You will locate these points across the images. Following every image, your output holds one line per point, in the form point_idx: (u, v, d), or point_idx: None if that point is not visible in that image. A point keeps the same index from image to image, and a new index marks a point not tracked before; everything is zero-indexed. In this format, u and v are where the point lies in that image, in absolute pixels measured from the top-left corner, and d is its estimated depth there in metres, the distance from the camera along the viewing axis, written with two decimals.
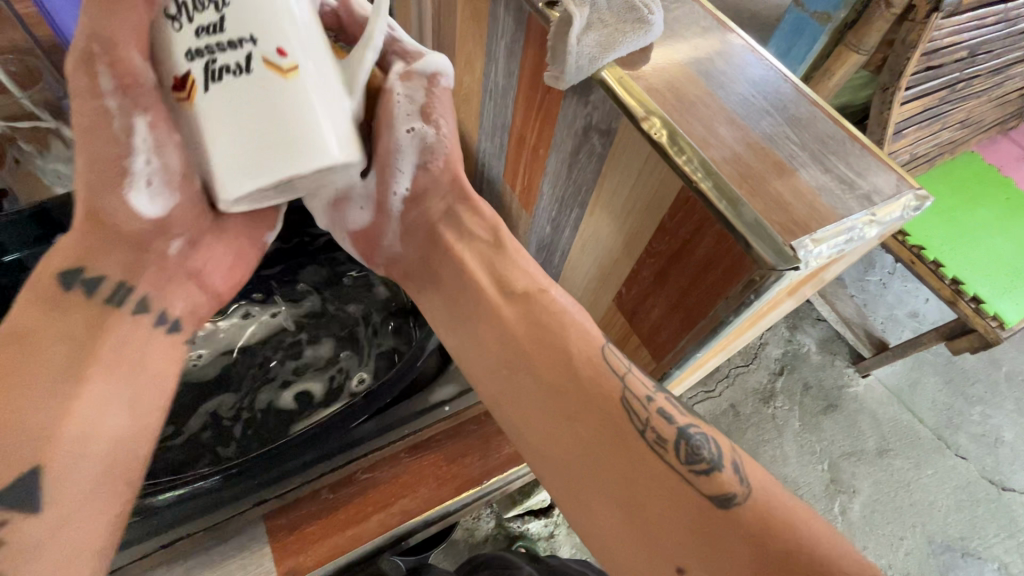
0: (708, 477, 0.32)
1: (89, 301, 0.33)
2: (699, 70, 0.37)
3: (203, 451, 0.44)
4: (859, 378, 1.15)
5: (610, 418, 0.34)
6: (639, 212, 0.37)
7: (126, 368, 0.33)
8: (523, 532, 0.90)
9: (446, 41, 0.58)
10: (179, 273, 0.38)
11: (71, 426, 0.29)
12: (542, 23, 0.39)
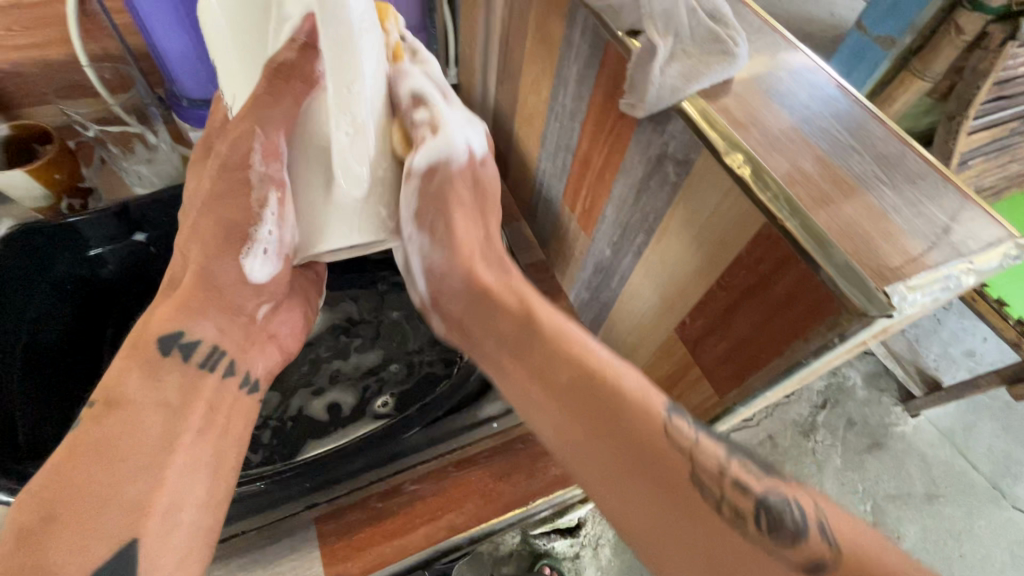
0: (790, 540, 0.30)
1: None
2: (782, 104, 0.36)
3: (236, 452, 0.48)
4: (908, 418, 1.09)
5: (675, 485, 0.32)
6: (713, 244, 0.36)
7: (208, 435, 0.38)
8: (548, 550, 0.88)
9: (512, 62, 0.60)
10: None
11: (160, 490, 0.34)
12: (621, 52, 0.39)
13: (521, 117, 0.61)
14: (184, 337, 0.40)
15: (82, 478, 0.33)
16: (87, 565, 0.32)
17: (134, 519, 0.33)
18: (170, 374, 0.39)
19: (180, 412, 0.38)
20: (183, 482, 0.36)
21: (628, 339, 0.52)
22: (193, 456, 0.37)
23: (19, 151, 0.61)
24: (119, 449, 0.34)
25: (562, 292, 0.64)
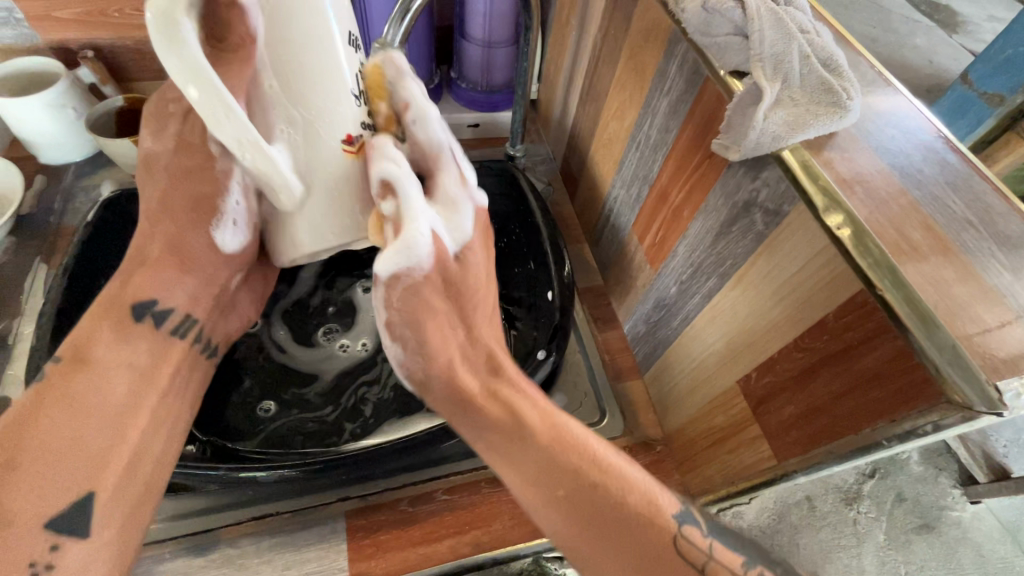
0: None
1: (156, 333, 0.39)
2: (892, 164, 0.34)
3: (331, 432, 0.51)
4: (966, 503, 1.00)
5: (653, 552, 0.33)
6: (796, 301, 0.35)
7: (171, 399, 0.39)
8: None
9: (598, 86, 0.59)
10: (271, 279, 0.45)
11: (124, 450, 0.35)
12: (720, 90, 0.38)
13: (600, 141, 0.61)
14: (159, 306, 0.39)
15: (42, 431, 0.32)
16: (39, 516, 0.31)
17: (93, 473, 0.33)
18: (137, 337, 0.38)
19: (148, 376, 0.38)
20: (144, 446, 0.36)
21: (683, 382, 0.50)
22: (156, 418, 0.37)
23: (128, 122, 0.66)
24: (86, 403, 0.34)
25: (617, 321, 0.62)
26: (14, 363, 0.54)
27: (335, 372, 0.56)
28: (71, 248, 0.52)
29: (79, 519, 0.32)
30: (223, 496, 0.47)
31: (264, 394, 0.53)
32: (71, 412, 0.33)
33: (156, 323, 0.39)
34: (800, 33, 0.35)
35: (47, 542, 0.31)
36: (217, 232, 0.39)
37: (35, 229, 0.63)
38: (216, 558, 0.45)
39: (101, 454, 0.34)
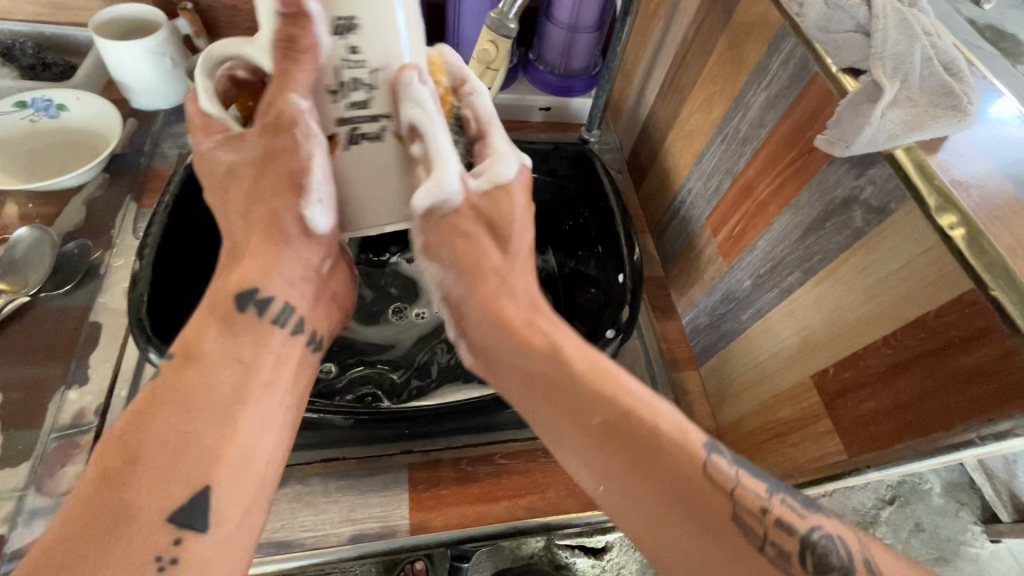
0: None
1: (259, 321, 0.36)
2: (1007, 173, 0.35)
3: (399, 390, 0.56)
4: (986, 541, 0.95)
5: (706, 515, 0.32)
6: (893, 299, 0.35)
7: (278, 389, 0.35)
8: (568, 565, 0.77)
9: (683, 78, 0.59)
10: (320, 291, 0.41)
11: (234, 446, 0.32)
12: (830, 87, 0.39)
13: (680, 133, 0.61)
14: (261, 294, 0.36)
15: (159, 425, 0.31)
16: (163, 510, 0.29)
17: (211, 467, 0.31)
18: (243, 335, 0.35)
19: (254, 368, 0.34)
20: (256, 436, 0.33)
21: (746, 375, 0.51)
22: (270, 399, 0.34)
23: None
24: (197, 398, 0.32)
25: (676, 312, 0.63)
26: (105, 293, 0.57)
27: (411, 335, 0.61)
28: (168, 189, 0.55)
29: (200, 510, 0.30)
30: (288, 439, 0.50)
31: (327, 358, 0.57)
32: (187, 412, 0.31)
33: (260, 311, 0.36)
34: (923, 37, 0.36)
35: (171, 534, 0.29)
36: (310, 210, 0.37)
37: (125, 169, 0.66)
38: (288, 492, 0.48)
39: (214, 447, 0.31)
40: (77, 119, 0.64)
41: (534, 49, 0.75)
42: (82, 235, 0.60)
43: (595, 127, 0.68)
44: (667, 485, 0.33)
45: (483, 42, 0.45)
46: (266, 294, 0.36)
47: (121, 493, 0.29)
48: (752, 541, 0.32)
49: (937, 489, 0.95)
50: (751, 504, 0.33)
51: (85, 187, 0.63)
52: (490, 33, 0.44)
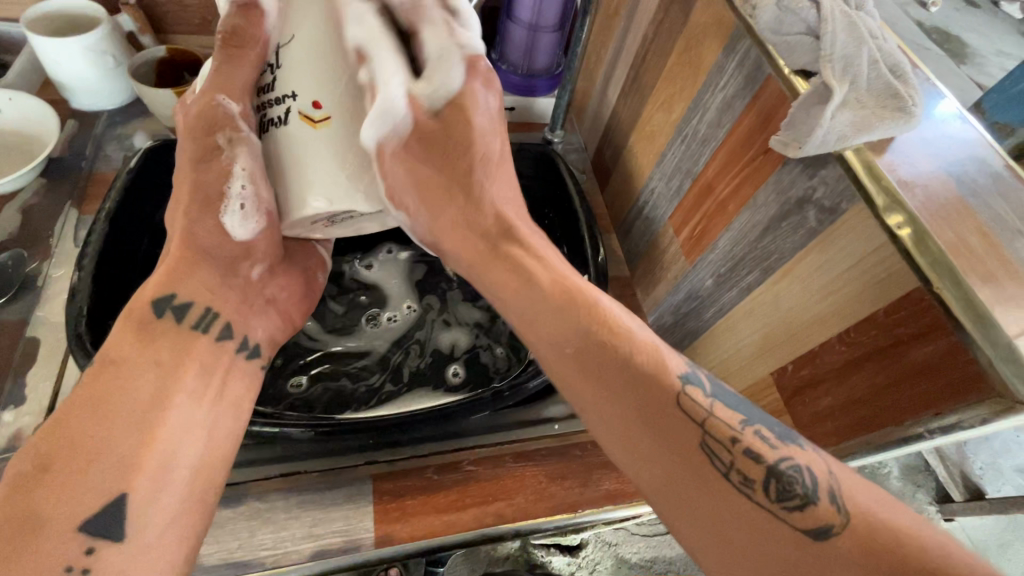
0: (798, 509, 0.31)
1: (178, 327, 0.39)
2: (951, 173, 0.36)
3: (368, 396, 0.53)
4: (939, 520, 0.96)
5: (667, 421, 0.34)
6: (846, 297, 0.36)
7: (201, 399, 0.37)
8: (544, 563, 0.80)
9: (644, 79, 0.60)
10: (258, 300, 0.45)
11: (153, 452, 0.34)
12: (783, 89, 0.39)
13: (642, 133, 0.61)
14: (179, 299, 0.40)
15: (73, 436, 0.33)
16: (75, 519, 0.31)
17: (125, 476, 0.33)
18: (161, 337, 0.38)
19: (173, 375, 0.37)
20: (175, 445, 0.35)
21: (710, 373, 0.52)
22: (189, 411, 0.36)
23: (168, 72, 0.65)
24: (112, 405, 0.34)
25: (642, 312, 0.63)
26: (44, 306, 0.54)
27: (381, 340, 0.58)
28: (111, 196, 0.52)
29: (115, 520, 0.32)
30: (250, 452, 0.48)
31: (295, 371, 0.54)
32: (104, 425, 0.33)
33: (178, 317, 0.39)
34: (871, 40, 0.36)
35: (83, 543, 0.31)
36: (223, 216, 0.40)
37: (66, 173, 0.62)
38: (245, 510, 0.46)
39: (130, 455, 0.33)
40: (10, 121, 0.60)
41: (496, 48, 0.74)
42: (17, 245, 0.57)
43: (559, 127, 0.68)
44: (638, 388, 0.35)
45: None
46: (184, 298, 0.40)
47: (29, 502, 0.31)
48: (719, 468, 0.33)
49: (896, 473, 0.98)
50: (727, 427, 0.33)
51: (20, 193, 0.60)
52: None
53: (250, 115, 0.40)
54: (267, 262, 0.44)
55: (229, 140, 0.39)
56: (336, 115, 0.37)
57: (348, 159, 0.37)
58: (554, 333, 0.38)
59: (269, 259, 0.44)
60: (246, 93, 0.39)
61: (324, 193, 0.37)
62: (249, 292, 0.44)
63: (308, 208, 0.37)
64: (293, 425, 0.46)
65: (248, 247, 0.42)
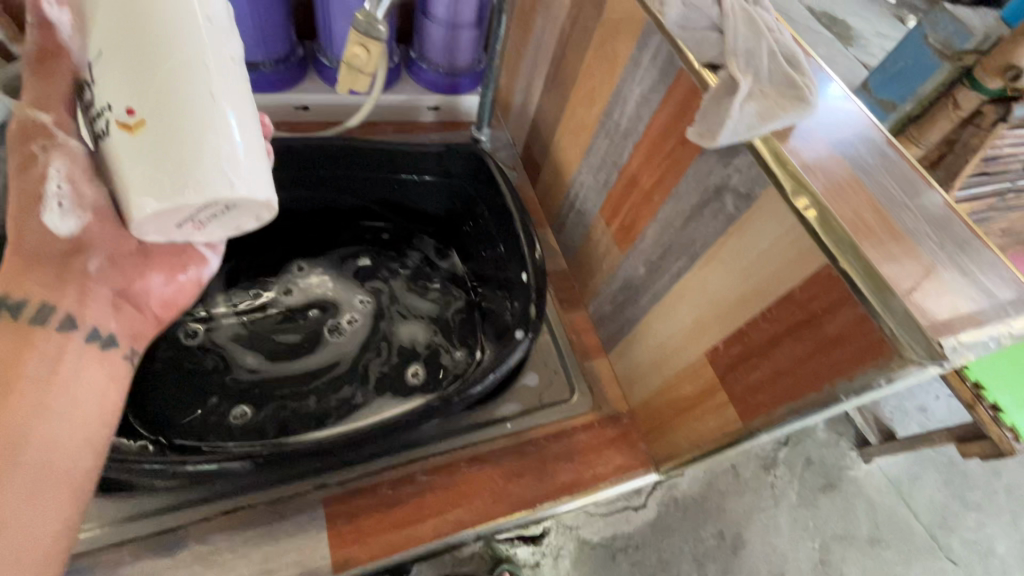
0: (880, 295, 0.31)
1: (13, 321, 0.33)
2: (845, 155, 0.39)
3: (353, 396, 0.58)
4: (861, 463, 1.05)
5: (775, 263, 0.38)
6: (767, 277, 0.38)
7: (60, 380, 0.33)
8: (510, 556, 0.81)
9: (566, 72, 0.60)
10: (104, 291, 0.37)
11: (1, 432, 0.30)
12: (695, 82, 0.41)
13: (567, 128, 0.62)
14: (13, 299, 0.33)
15: None
16: None
17: None
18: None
19: (15, 365, 0.32)
20: (33, 425, 0.31)
21: (648, 358, 0.54)
22: (48, 387, 0.32)
23: None
24: None
25: (582, 302, 0.64)
26: None
27: (352, 345, 0.63)
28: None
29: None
30: (187, 494, 0.45)
31: (238, 402, 0.55)
32: None
33: (14, 313, 0.33)
34: (768, 33, 0.39)
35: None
36: (44, 213, 0.33)
37: None
38: (186, 556, 0.43)
39: None
40: None
41: (414, 47, 0.73)
42: None
43: (485, 125, 0.68)
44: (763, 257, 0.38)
45: (352, 44, 0.42)
46: (19, 295, 0.33)
47: None
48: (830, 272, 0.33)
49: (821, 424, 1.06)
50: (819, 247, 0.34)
51: None
52: (359, 35, 0.41)
53: (72, 120, 0.34)
54: (111, 254, 0.36)
55: (43, 148, 0.33)
56: (148, 114, 0.29)
57: (171, 151, 0.29)
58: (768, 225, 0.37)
59: (116, 252, 0.36)
60: (72, 98, 0.34)
61: (150, 191, 0.29)
62: (90, 287, 0.36)
63: (141, 210, 0.29)
64: (233, 458, 0.43)
65: (81, 243, 0.34)
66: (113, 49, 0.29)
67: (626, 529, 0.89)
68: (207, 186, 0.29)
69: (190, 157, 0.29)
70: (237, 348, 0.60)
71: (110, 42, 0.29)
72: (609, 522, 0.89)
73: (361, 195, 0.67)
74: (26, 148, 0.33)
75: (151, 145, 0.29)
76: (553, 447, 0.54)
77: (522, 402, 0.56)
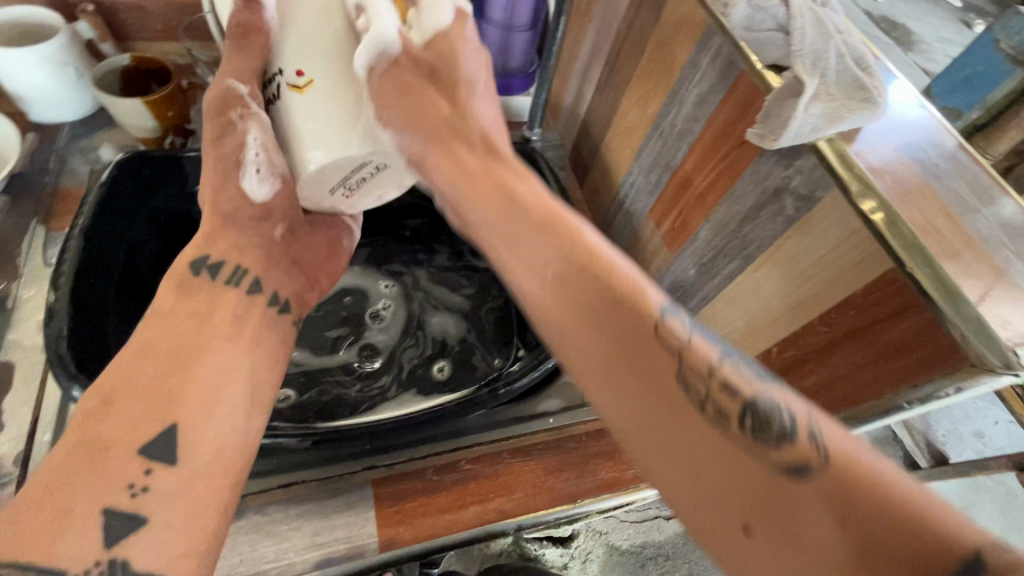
0: (780, 445, 0.26)
1: (210, 283, 0.44)
2: (914, 159, 0.38)
3: (378, 391, 0.58)
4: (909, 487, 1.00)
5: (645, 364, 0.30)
6: (827, 280, 0.38)
7: (240, 345, 0.41)
8: (538, 556, 0.80)
9: (619, 75, 0.61)
10: (280, 261, 0.48)
11: (196, 386, 0.38)
12: (757, 84, 0.41)
13: (618, 129, 0.63)
14: (212, 260, 0.45)
15: (140, 376, 0.37)
16: (135, 442, 0.35)
17: (175, 407, 0.36)
18: (199, 291, 0.43)
19: (209, 322, 0.41)
20: (216, 380, 0.39)
21: None
22: (230, 356, 0.40)
23: (134, 81, 0.63)
24: (168, 350, 0.39)
25: None
26: (16, 328, 0.52)
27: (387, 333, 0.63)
28: (84, 211, 0.50)
29: (168, 447, 0.35)
30: (244, 467, 0.47)
31: (284, 385, 0.57)
32: (150, 365, 0.38)
33: (211, 275, 0.44)
34: (837, 34, 0.38)
35: (140, 468, 0.34)
36: (244, 178, 0.45)
37: (31, 189, 0.60)
38: (245, 524, 0.46)
39: (176, 391, 0.37)
40: None
41: None
42: None
43: (536, 125, 0.69)
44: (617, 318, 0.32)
45: (420, 44, 0.45)
46: (216, 261, 0.45)
47: (101, 429, 0.35)
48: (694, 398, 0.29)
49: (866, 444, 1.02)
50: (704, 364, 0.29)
51: None
52: (427, 35, 0.44)
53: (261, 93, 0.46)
54: (287, 224, 0.49)
55: (239, 116, 0.45)
56: (315, 78, 0.41)
57: (330, 108, 0.41)
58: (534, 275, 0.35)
59: (288, 223, 0.49)
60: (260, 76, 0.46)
61: (316, 148, 0.41)
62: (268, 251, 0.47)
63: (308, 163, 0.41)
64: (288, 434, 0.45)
65: (267, 209, 0.47)
66: (300, 47, 0.42)
67: (655, 539, 0.86)
68: (360, 147, 0.41)
69: (352, 123, 0.41)
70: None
71: (297, 46, 0.42)
72: (639, 530, 0.86)
73: (414, 192, 0.69)
74: (220, 117, 0.46)
75: (326, 114, 0.41)
76: (595, 445, 0.54)
77: (568, 398, 0.55)
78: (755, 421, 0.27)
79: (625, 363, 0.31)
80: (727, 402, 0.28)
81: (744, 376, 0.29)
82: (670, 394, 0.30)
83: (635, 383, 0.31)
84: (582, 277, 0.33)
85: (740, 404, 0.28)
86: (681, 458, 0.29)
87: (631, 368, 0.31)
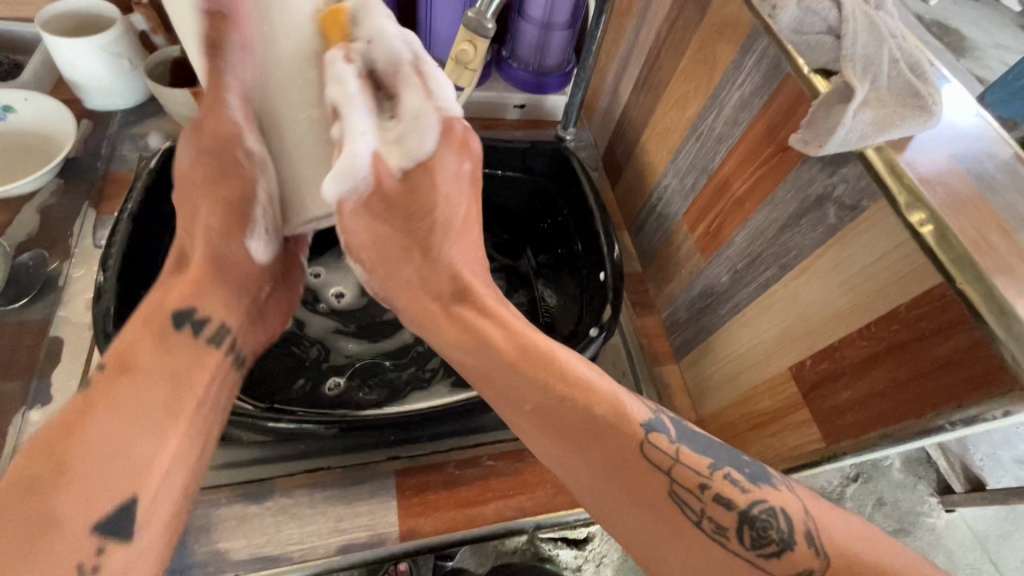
0: (773, 553, 0.33)
1: (193, 339, 0.39)
2: (970, 171, 0.36)
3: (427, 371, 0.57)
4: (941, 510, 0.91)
5: (613, 457, 0.36)
6: (869, 293, 0.37)
7: (209, 406, 0.38)
8: None
9: (658, 78, 0.60)
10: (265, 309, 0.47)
11: (162, 460, 0.35)
12: (804, 88, 0.40)
13: (653, 133, 0.62)
14: (192, 311, 0.40)
15: (92, 440, 0.32)
16: (88, 522, 0.32)
17: (139, 480, 0.33)
18: (176, 347, 0.38)
19: (186, 384, 0.37)
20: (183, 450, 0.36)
21: (724, 367, 0.52)
22: (194, 425, 0.37)
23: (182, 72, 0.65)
24: (130, 416, 0.34)
25: (656, 307, 0.63)
26: (65, 305, 0.54)
27: None
28: (133, 197, 0.52)
29: (124, 522, 0.33)
30: (272, 450, 0.49)
31: (330, 375, 0.56)
32: (104, 434, 0.33)
33: (195, 330, 0.39)
34: (891, 39, 0.37)
35: (94, 545, 0.31)
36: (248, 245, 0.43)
37: (84, 174, 0.62)
38: (272, 505, 0.47)
39: (145, 460, 0.34)
40: (27, 121, 0.61)
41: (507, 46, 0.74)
42: (36, 245, 0.57)
43: (572, 125, 0.68)
44: (596, 441, 0.36)
45: (461, 42, 0.45)
46: (199, 310, 0.40)
47: (44, 499, 0.30)
48: (690, 515, 0.35)
49: (898, 463, 0.94)
50: (666, 455, 0.36)
51: (37, 194, 0.60)
52: (468, 33, 0.44)
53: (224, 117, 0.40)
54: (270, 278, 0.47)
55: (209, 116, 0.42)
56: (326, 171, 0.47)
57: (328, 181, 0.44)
58: (509, 389, 0.39)
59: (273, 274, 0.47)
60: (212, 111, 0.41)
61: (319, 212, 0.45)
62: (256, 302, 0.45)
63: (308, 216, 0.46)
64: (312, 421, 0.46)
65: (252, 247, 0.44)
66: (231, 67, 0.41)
67: None
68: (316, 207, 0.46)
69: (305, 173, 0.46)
70: (335, 337, 0.60)
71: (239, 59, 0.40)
72: None
73: None
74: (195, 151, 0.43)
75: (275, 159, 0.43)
76: None
77: None
78: (755, 532, 0.34)
79: (558, 418, 0.37)
80: (722, 513, 0.34)
81: (663, 429, 0.37)
82: (657, 502, 0.35)
83: (632, 502, 0.36)
84: (533, 380, 0.38)
85: (674, 448, 0.36)
86: (654, 523, 0.35)
87: (569, 449, 0.37)
